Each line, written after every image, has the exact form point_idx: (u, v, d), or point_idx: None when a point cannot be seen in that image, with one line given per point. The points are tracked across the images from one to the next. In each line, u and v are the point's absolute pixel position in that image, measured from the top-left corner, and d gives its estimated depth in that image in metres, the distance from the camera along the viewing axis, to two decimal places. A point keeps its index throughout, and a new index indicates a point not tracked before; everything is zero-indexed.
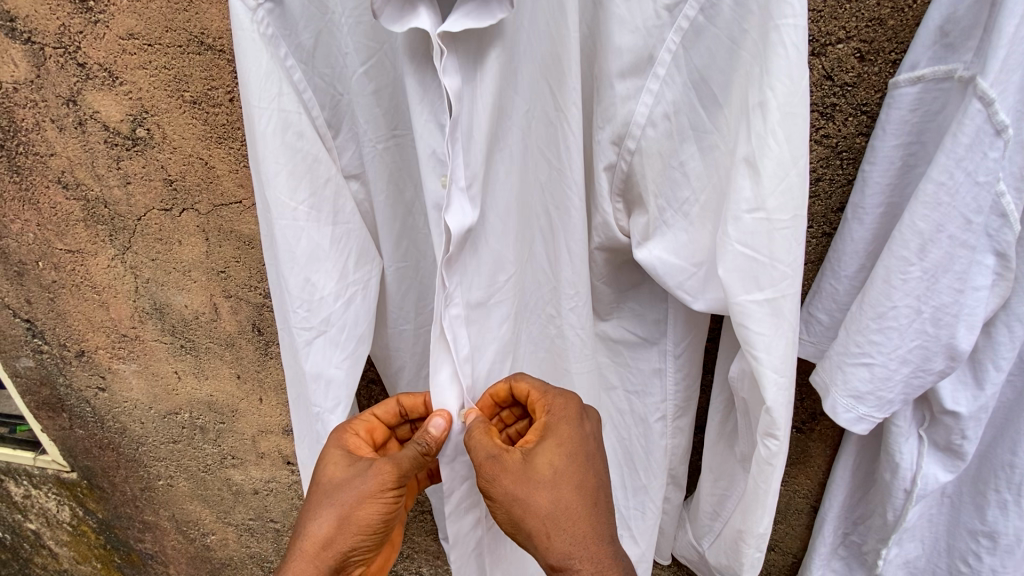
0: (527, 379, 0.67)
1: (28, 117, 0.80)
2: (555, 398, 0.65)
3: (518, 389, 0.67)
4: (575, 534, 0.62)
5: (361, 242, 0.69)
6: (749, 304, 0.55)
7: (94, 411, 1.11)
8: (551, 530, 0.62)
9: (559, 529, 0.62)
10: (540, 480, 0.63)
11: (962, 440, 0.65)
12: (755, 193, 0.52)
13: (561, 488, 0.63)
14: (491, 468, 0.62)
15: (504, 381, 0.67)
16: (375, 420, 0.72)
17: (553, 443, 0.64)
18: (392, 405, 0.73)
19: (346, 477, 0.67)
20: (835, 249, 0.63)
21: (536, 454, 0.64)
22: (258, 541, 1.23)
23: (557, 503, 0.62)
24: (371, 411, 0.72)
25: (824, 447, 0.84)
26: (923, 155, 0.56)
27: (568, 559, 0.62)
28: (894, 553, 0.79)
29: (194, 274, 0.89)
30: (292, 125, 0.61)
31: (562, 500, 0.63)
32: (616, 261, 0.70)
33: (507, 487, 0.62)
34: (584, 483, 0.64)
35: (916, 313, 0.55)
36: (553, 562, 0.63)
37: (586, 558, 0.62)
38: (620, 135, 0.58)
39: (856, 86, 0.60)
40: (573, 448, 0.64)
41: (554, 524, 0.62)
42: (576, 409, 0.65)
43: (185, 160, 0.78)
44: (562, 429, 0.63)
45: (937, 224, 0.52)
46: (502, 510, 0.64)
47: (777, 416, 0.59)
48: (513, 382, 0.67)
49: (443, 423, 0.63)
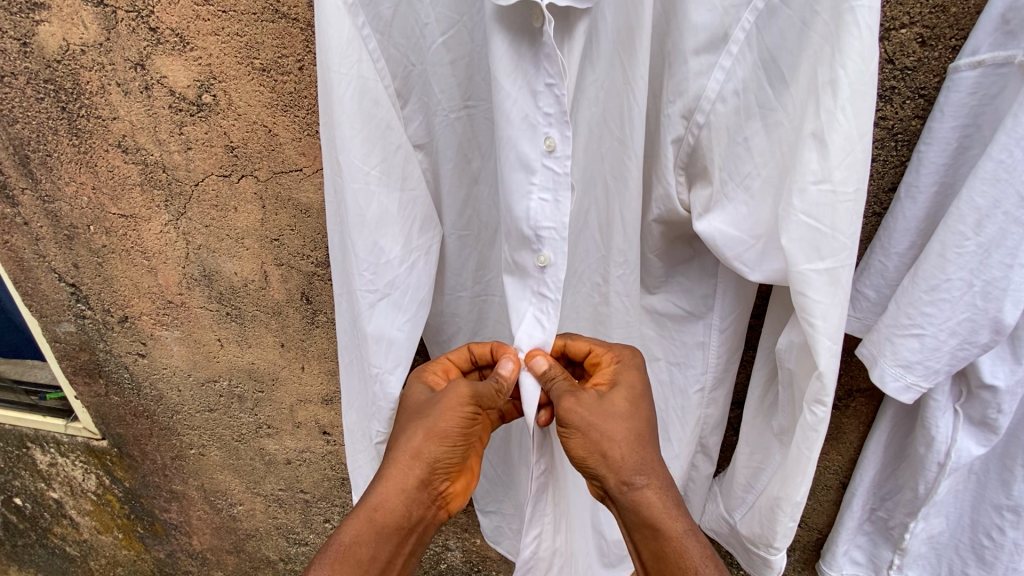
0: (584, 338, 0.73)
1: (94, 79, 0.81)
2: (620, 350, 0.71)
3: (575, 346, 0.73)
4: (644, 457, 0.69)
5: (426, 209, 0.70)
6: (810, 272, 0.57)
7: (132, 377, 1.13)
8: (624, 452, 0.68)
9: (632, 451, 0.68)
10: (614, 411, 0.68)
11: (997, 414, 0.68)
12: (822, 166, 0.54)
13: (634, 418, 0.69)
14: (567, 399, 0.67)
15: (560, 339, 0.73)
16: (450, 367, 0.78)
17: (625, 388, 0.69)
18: (463, 352, 0.78)
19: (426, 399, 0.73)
20: (886, 228, 0.66)
21: (611, 395, 0.69)
22: (286, 512, 1.26)
23: (629, 433, 0.68)
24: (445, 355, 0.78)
25: (857, 423, 0.88)
26: (978, 137, 0.59)
27: (638, 475, 0.68)
28: (920, 527, 0.82)
29: (247, 241, 0.91)
30: (370, 91, 0.61)
31: (634, 430, 0.69)
32: (671, 235, 0.73)
33: (585, 417, 0.67)
34: (650, 419, 0.70)
35: (967, 286, 0.58)
36: (623, 478, 0.68)
37: (654, 475, 0.69)
38: (689, 109, 0.61)
39: (916, 70, 0.65)
40: (642, 388, 0.70)
41: (628, 447, 0.68)
42: (642, 361, 0.71)
43: (249, 127, 0.81)
44: (630, 372, 0.70)
45: (994, 200, 0.55)
46: (574, 436, 0.68)
47: (827, 382, 0.60)
48: (570, 340, 0.73)
49: (545, 361, 0.67)
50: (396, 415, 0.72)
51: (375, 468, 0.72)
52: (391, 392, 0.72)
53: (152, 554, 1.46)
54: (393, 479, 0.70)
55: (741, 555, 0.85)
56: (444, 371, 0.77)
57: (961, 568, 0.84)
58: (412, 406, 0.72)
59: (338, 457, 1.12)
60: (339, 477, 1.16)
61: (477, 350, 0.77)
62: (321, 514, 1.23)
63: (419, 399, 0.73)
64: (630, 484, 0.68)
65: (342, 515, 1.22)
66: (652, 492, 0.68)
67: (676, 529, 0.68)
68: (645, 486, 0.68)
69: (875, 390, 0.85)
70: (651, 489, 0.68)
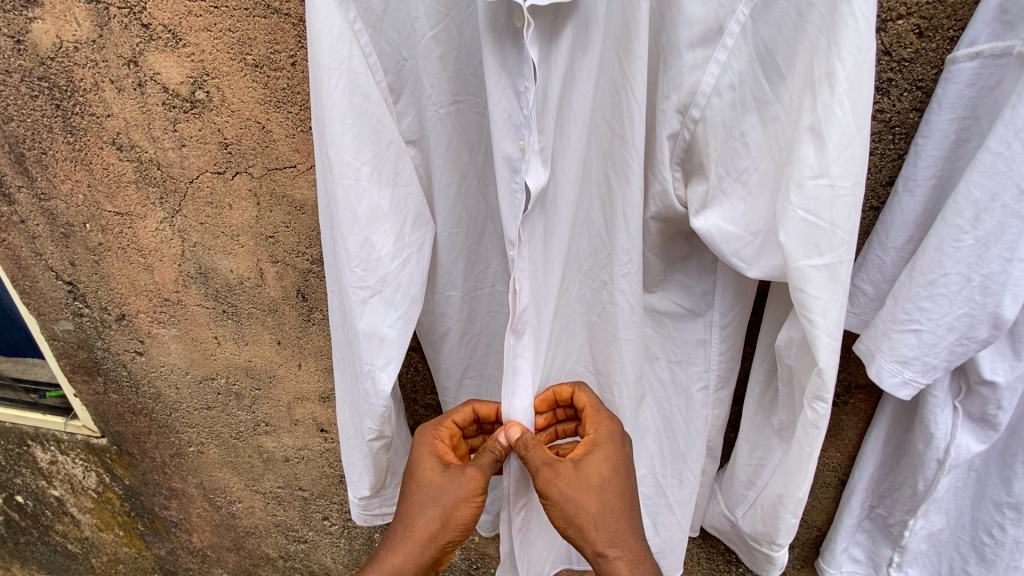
0: (587, 392, 0.74)
1: (88, 77, 0.81)
2: (603, 419, 0.72)
3: (578, 398, 0.75)
4: (615, 530, 0.71)
5: (418, 206, 0.70)
6: (808, 268, 0.56)
7: (130, 375, 1.13)
8: (596, 522, 0.70)
9: (605, 523, 0.70)
10: (589, 484, 0.70)
11: (997, 410, 0.68)
12: (819, 160, 0.53)
13: (607, 492, 0.71)
14: (546, 474, 0.68)
15: (569, 386, 0.76)
16: (454, 427, 0.78)
17: (602, 453, 0.71)
18: (468, 413, 0.78)
19: (444, 478, 0.74)
20: (883, 222, 0.65)
21: (587, 462, 0.70)
22: (284, 509, 1.26)
23: (603, 504, 0.71)
24: (450, 417, 0.77)
25: (856, 420, 0.87)
26: (976, 129, 0.58)
27: (609, 545, 0.70)
28: (920, 525, 0.82)
29: (242, 238, 0.91)
30: (360, 87, 0.61)
31: (607, 500, 0.71)
32: (669, 232, 0.73)
33: (564, 491, 0.69)
34: (622, 492, 0.72)
35: (966, 280, 0.57)
36: (597, 549, 0.70)
37: (624, 545, 0.71)
38: (685, 104, 0.60)
39: (913, 62, 0.64)
40: (620, 459, 0.71)
41: (601, 520, 0.70)
42: (621, 428, 0.72)
43: (243, 124, 0.80)
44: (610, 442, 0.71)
45: (992, 192, 0.54)
46: (555, 508, 0.70)
47: (828, 378, 0.59)
48: (575, 390, 0.75)
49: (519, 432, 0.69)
50: (410, 489, 0.75)
51: (389, 540, 0.75)
52: (381, 389, 0.71)
53: (153, 551, 1.47)
54: (409, 548, 0.74)
55: (745, 553, 0.85)
56: (449, 434, 0.77)
57: (961, 566, 0.84)
58: (431, 483, 0.74)
59: (336, 455, 1.12)
60: (337, 474, 1.16)
61: (482, 411, 0.78)
62: (319, 511, 1.23)
63: (436, 478, 0.74)
64: (603, 555, 0.70)
65: (340, 512, 1.22)
66: (621, 563, 0.70)
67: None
68: (615, 557, 0.70)
69: (874, 386, 0.84)
70: (622, 561, 0.70)
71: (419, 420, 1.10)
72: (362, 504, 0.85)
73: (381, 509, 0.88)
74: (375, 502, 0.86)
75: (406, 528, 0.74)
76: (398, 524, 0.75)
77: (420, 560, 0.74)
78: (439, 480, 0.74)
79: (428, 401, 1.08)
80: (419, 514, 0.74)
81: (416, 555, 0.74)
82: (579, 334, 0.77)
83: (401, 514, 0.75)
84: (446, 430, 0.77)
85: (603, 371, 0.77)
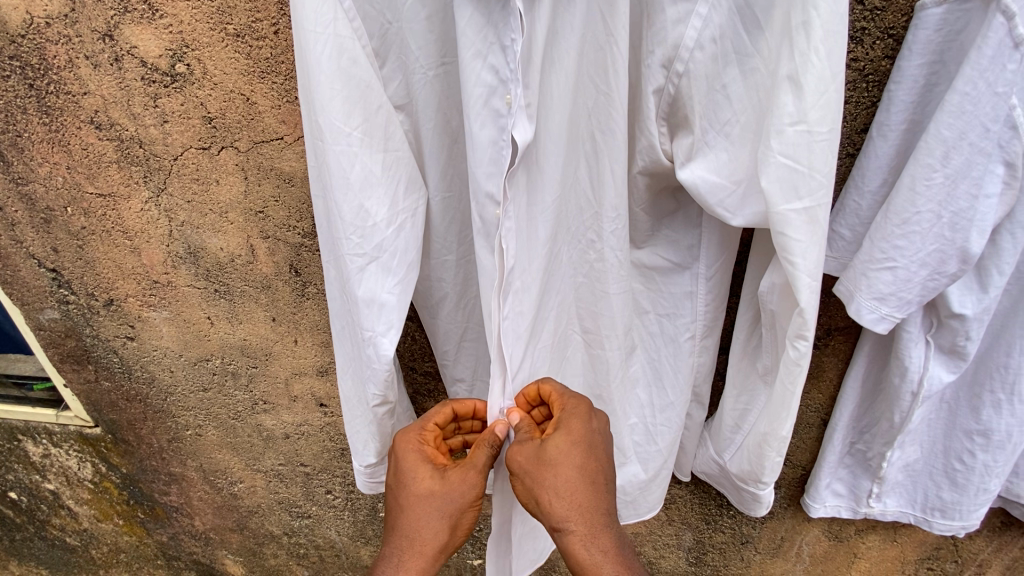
0: (551, 381, 0.76)
1: (61, 53, 0.79)
2: (575, 399, 0.75)
3: (542, 391, 0.76)
4: (572, 503, 0.73)
5: (411, 170, 0.70)
6: (788, 213, 0.59)
7: (122, 361, 1.12)
8: (552, 498, 0.73)
9: (560, 498, 0.73)
10: (552, 458, 0.73)
11: (965, 341, 0.72)
12: (798, 108, 0.55)
13: (568, 465, 0.73)
14: (513, 449, 0.74)
15: (532, 383, 0.77)
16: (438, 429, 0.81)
17: (564, 434, 0.73)
18: (447, 414, 0.82)
19: (443, 485, 0.77)
20: (859, 167, 0.68)
21: (549, 442, 0.73)
22: (287, 486, 1.27)
23: (561, 481, 0.73)
24: (431, 420, 0.81)
25: (837, 360, 0.92)
26: (944, 74, 0.61)
27: (565, 520, 0.74)
28: (897, 456, 0.87)
29: (231, 215, 0.90)
30: (348, 51, 0.61)
31: (566, 479, 0.73)
32: (656, 187, 0.75)
33: (522, 464, 0.73)
34: (586, 468, 0.74)
35: (936, 218, 0.61)
36: (553, 524, 0.74)
37: (581, 520, 0.74)
38: (669, 58, 0.63)
39: (885, 10, 0.67)
40: (583, 435, 0.73)
41: (556, 494, 0.73)
42: (586, 407, 0.74)
43: (226, 96, 0.80)
44: (572, 422, 0.73)
45: (960, 131, 0.57)
46: (520, 481, 0.75)
47: (808, 317, 0.62)
48: (540, 384, 0.76)
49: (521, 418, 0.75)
50: (411, 502, 0.78)
51: (399, 550, 0.79)
52: (383, 354, 0.72)
53: (154, 538, 1.47)
54: (419, 560, 0.78)
55: (733, 494, 0.89)
56: (433, 437, 0.81)
57: (935, 492, 0.90)
58: (434, 492, 0.77)
59: (337, 428, 1.14)
60: (338, 448, 1.18)
61: (460, 410, 0.82)
62: (322, 485, 1.25)
63: (436, 487, 0.77)
64: (558, 529, 0.74)
65: (343, 485, 1.24)
66: (578, 538, 0.74)
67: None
68: (569, 531, 0.74)
69: (852, 327, 0.88)
70: (576, 534, 0.74)
71: (417, 388, 1.12)
72: (367, 472, 0.86)
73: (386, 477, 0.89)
74: (380, 470, 0.86)
75: (414, 540, 0.78)
76: (406, 537, 0.79)
77: (435, 562, 0.79)
78: (439, 489, 0.77)
79: (425, 369, 1.09)
80: (426, 526, 0.78)
81: (428, 562, 0.78)
82: (569, 296, 0.78)
83: (406, 529, 0.78)
84: (432, 434, 0.81)
85: (591, 331, 0.79)
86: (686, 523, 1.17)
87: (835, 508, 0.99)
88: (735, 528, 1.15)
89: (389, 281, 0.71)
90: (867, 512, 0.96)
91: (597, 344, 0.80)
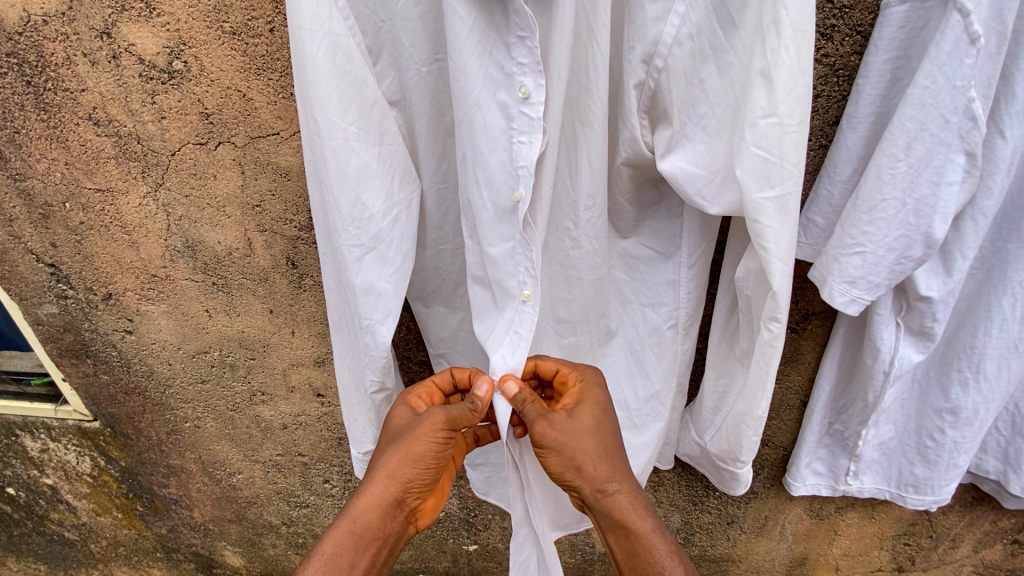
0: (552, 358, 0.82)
1: (60, 51, 0.81)
2: (583, 368, 0.81)
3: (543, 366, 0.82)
4: (612, 464, 0.79)
5: (405, 163, 0.72)
6: (762, 201, 0.62)
7: (120, 354, 1.14)
8: (593, 462, 0.78)
9: (601, 461, 0.78)
10: (583, 426, 0.78)
11: (932, 322, 0.76)
12: (770, 101, 0.59)
13: (602, 431, 0.79)
14: (541, 424, 0.76)
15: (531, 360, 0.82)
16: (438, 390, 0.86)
17: (589, 403, 0.79)
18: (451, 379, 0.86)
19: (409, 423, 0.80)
20: (831, 158, 0.72)
21: (578, 412, 0.78)
22: (285, 476, 1.30)
23: (597, 444, 0.78)
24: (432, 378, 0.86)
25: (814, 344, 0.96)
26: (908, 68, 0.65)
27: (608, 481, 0.78)
28: (872, 435, 0.91)
29: (228, 209, 0.92)
30: (343, 49, 0.63)
31: (601, 442, 0.78)
32: (638, 178, 0.78)
33: (556, 437, 0.77)
34: (617, 432, 0.80)
35: (901, 204, 0.64)
36: (598, 487, 0.78)
37: (622, 479, 0.79)
38: (649, 54, 0.66)
39: (853, 8, 0.70)
40: (607, 401, 0.80)
41: (596, 457, 0.78)
42: (602, 376, 0.81)
43: (223, 93, 0.82)
44: (597, 393, 0.79)
45: (921, 122, 0.61)
46: (555, 455, 0.77)
47: (781, 301, 0.66)
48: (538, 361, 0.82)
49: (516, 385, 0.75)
50: (380, 435, 0.81)
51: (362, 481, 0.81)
52: (381, 341, 0.75)
53: (153, 531, 1.49)
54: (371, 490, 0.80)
55: (713, 474, 0.93)
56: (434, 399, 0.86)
57: (908, 469, 0.94)
58: (397, 425, 0.80)
59: (334, 417, 1.16)
60: (335, 437, 1.20)
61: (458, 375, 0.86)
62: (320, 475, 1.28)
63: (402, 423, 0.80)
64: (604, 491, 0.78)
65: (341, 473, 1.27)
66: (623, 495, 0.78)
67: (644, 527, 0.79)
68: (615, 492, 0.78)
69: (828, 312, 0.92)
70: (623, 493, 0.78)
71: (412, 377, 1.15)
72: (364, 459, 0.89)
73: None
74: None
75: (375, 470, 0.80)
76: (369, 474, 0.80)
77: (386, 497, 0.80)
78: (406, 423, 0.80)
79: (420, 358, 1.12)
80: (385, 456, 0.79)
81: (381, 495, 0.80)
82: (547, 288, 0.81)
83: (373, 461, 0.81)
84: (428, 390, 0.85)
85: (564, 319, 0.83)
86: (675, 504, 1.21)
87: (815, 486, 1.03)
88: (721, 508, 1.19)
89: (384, 270, 0.73)
90: (846, 490, 1.00)
91: (569, 331, 0.84)
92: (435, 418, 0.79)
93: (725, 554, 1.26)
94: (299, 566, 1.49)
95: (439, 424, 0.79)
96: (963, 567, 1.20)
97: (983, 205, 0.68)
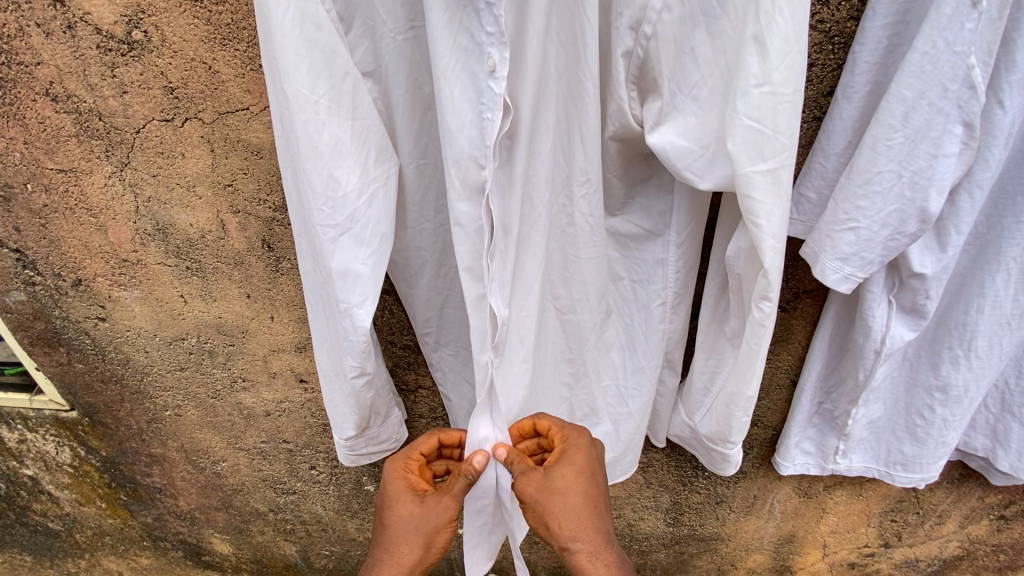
0: (547, 417, 0.82)
1: (10, 21, 0.76)
2: (574, 430, 0.81)
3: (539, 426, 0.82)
4: (579, 524, 0.78)
5: (380, 138, 0.69)
6: (755, 175, 0.59)
7: (95, 342, 1.11)
8: (563, 521, 0.78)
9: (570, 520, 0.78)
10: (558, 487, 0.77)
11: (925, 299, 0.75)
12: (764, 69, 0.56)
13: (579, 491, 0.79)
14: (521, 481, 0.76)
15: (530, 418, 0.82)
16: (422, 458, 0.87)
17: (568, 464, 0.78)
18: (433, 443, 0.87)
19: (422, 508, 0.81)
20: (825, 130, 0.70)
21: (556, 472, 0.77)
22: (271, 463, 1.28)
23: (569, 505, 0.78)
24: (416, 449, 0.86)
25: (805, 323, 0.95)
26: (907, 34, 0.62)
27: (573, 539, 0.79)
28: (861, 413, 0.91)
29: (199, 189, 0.88)
30: (310, 14, 0.59)
31: (573, 503, 0.78)
32: (627, 152, 0.76)
33: (532, 495, 0.76)
34: (592, 492, 0.80)
35: (897, 177, 0.62)
36: (563, 543, 0.79)
37: (587, 538, 0.79)
38: (637, 20, 0.62)
39: None
40: (588, 461, 0.79)
41: (566, 516, 0.78)
42: (587, 438, 0.80)
43: (188, 65, 0.78)
44: (579, 455, 0.79)
45: (920, 91, 0.58)
46: (532, 513, 0.78)
47: (773, 279, 0.64)
48: (536, 420, 0.82)
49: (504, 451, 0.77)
50: (392, 521, 0.82)
51: (383, 562, 0.83)
52: (359, 325, 0.72)
53: (139, 520, 1.47)
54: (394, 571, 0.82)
55: (703, 455, 0.92)
56: (419, 464, 0.86)
57: (897, 447, 0.94)
58: (412, 514, 0.81)
59: (318, 403, 1.14)
60: (319, 423, 1.18)
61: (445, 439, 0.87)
62: (306, 461, 1.26)
63: (414, 510, 0.81)
64: (567, 548, 0.79)
65: (328, 460, 1.25)
66: (585, 554, 0.79)
67: None
68: (576, 549, 0.79)
69: (820, 290, 0.91)
70: (584, 551, 0.79)
71: (397, 362, 1.13)
72: (347, 445, 0.88)
73: (368, 450, 0.91)
74: (361, 444, 0.89)
75: (397, 553, 0.82)
76: (391, 554, 0.82)
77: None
78: (419, 511, 0.81)
79: (404, 342, 1.10)
80: (407, 542, 0.81)
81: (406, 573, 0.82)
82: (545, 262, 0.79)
83: (390, 543, 0.82)
84: (416, 463, 0.86)
85: (563, 296, 0.80)
86: (664, 484, 1.21)
87: (803, 465, 1.03)
88: (710, 488, 1.19)
89: (359, 253, 0.70)
90: (834, 468, 1.00)
91: (569, 309, 0.80)
92: (448, 507, 0.80)
93: (714, 533, 1.26)
94: (288, 552, 1.48)
95: (451, 510, 0.80)
96: (949, 542, 1.21)
97: (980, 178, 0.66)
